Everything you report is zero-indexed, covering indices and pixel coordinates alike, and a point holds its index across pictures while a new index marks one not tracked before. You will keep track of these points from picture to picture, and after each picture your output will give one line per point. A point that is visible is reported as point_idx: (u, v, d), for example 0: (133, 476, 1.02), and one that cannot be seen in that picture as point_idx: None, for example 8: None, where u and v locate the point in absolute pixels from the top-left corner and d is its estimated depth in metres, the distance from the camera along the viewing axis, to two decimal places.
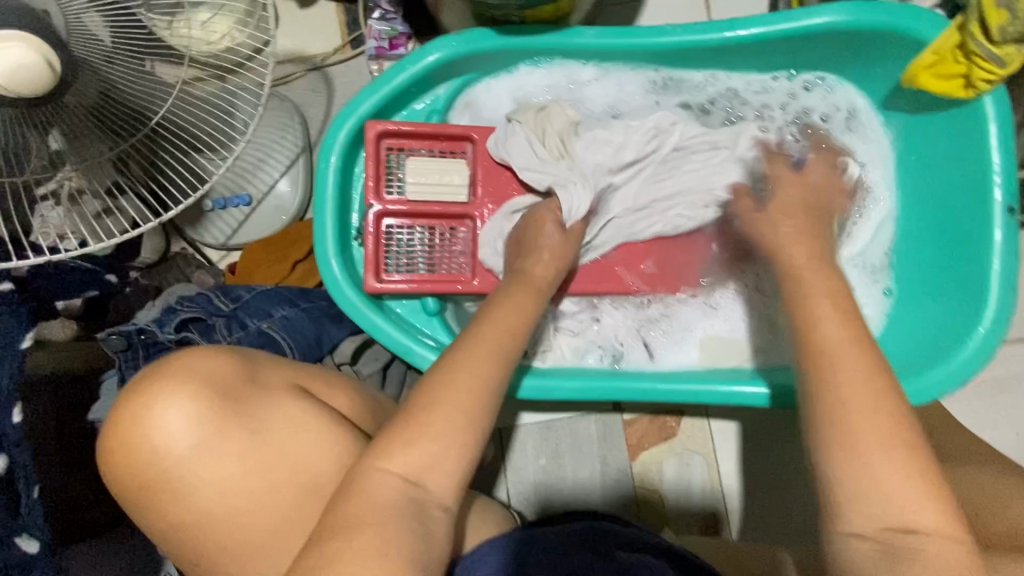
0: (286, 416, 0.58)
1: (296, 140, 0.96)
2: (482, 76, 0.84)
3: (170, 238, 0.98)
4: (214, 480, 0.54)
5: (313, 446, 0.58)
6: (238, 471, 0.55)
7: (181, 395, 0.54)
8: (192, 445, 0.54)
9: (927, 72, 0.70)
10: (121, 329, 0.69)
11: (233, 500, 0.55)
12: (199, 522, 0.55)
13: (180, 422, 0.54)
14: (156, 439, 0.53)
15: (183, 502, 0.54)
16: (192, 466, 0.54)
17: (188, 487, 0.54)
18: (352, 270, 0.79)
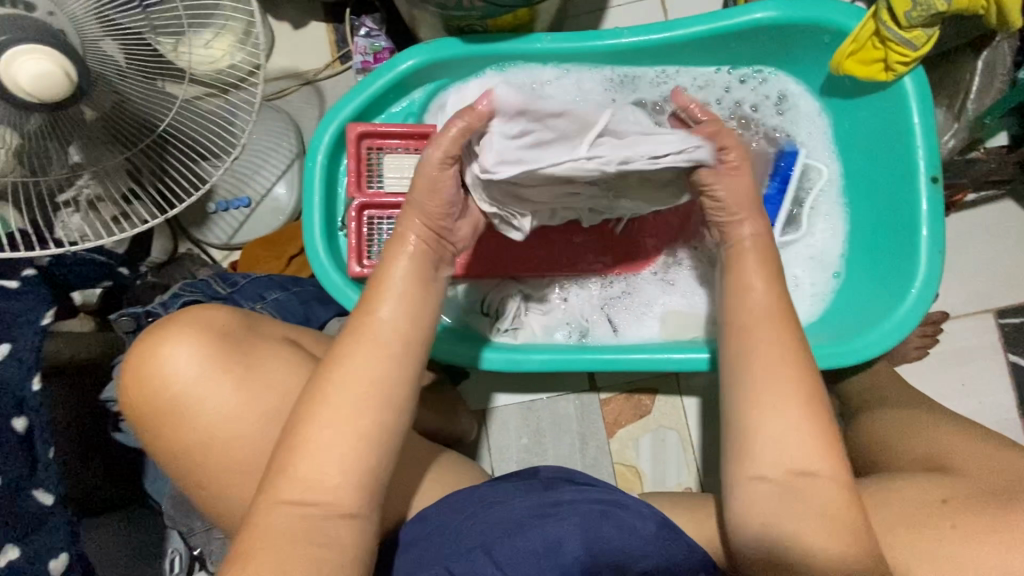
0: (278, 359, 0.65)
1: (290, 146, 1.05)
2: (454, 80, 0.92)
3: (177, 240, 1.07)
4: (215, 410, 0.61)
5: (301, 384, 0.64)
6: (236, 401, 0.61)
7: (186, 336, 0.61)
8: (196, 377, 0.61)
9: (850, 58, 0.77)
10: (130, 311, 0.79)
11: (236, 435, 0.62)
12: (205, 447, 0.61)
13: (182, 357, 0.61)
14: (165, 373, 0.60)
15: (191, 429, 0.61)
16: (195, 399, 0.61)
17: (193, 415, 0.61)
18: (338, 257, 0.87)
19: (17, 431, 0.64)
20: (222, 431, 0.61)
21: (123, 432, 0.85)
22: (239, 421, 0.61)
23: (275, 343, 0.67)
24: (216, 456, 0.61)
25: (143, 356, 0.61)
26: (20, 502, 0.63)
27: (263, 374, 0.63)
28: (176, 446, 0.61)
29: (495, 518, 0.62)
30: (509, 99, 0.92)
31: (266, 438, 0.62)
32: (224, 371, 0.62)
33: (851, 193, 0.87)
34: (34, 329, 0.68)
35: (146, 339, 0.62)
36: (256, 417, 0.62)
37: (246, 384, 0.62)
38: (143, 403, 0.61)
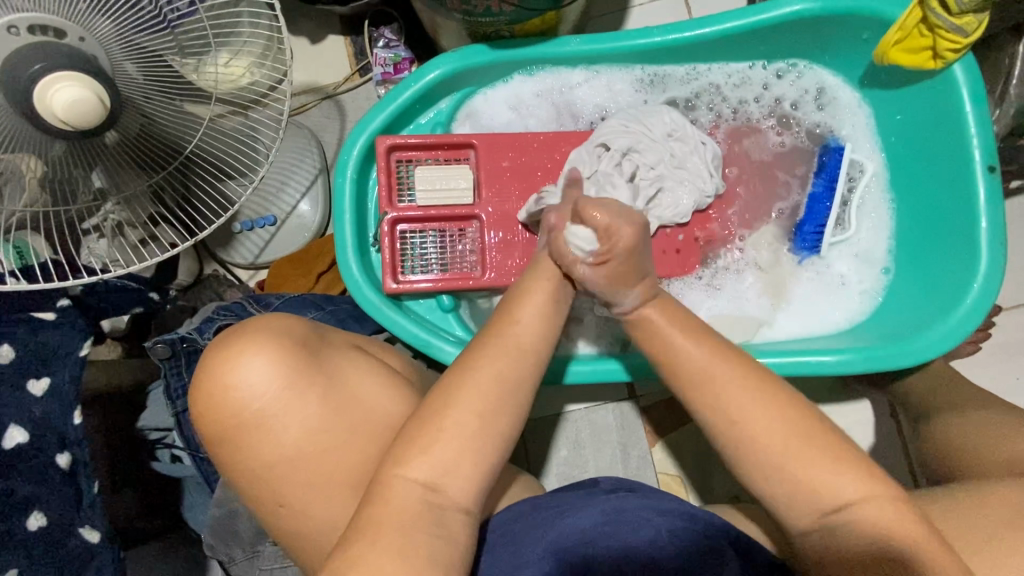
0: (351, 366, 0.64)
1: (314, 162, 1.04)
2: (480, 87, 0.90)
3: (203, 261, 1.05)
4: (299, 422, 0.59)
5: (376, 392, 0.64)
6: (320, 413, 0.60)
7: (263, 348, 0.59)
8: (280, 389, 0.59)
9: (895, 48, 0.75)
10: (164, 337, 0.77)
11: (307, 453, 0.60)
12: (288, 461, 0.59)
13: (265, 369, 0.59)
14: (245, 386, 0.58)
15: (273, 443, 0.59)
16: (277, 411, 0.59)
17: (277, 429, 0.59)
18: (372, 274, 0.85)
19: (61, 468, 0.62)
20: (305, 445, 0.59)
21: (161, 460, 0.85)
22: (323, 433, 0.60)
23: (348, 351, 0.66)
24: (300, 472, 0.60)
25: (219, 370, 0.58)
26: (66, 541, 0.61)
27: (339, 383, 0.62)
28: (255, 462, 0.59)
29: (564, 528, 0.60)
30: (538, 103, 0.90)
31: (351, 448, 0.61)
32: (306, 381, 0.60)
33: (896, 185, 0.85)
34: (73, 360, 0.65)
35: (219, 351, 0.59)
36: (343, 426, 0.61)
37: (328, 395, 0.61)
38: (217, 420, 0.59)
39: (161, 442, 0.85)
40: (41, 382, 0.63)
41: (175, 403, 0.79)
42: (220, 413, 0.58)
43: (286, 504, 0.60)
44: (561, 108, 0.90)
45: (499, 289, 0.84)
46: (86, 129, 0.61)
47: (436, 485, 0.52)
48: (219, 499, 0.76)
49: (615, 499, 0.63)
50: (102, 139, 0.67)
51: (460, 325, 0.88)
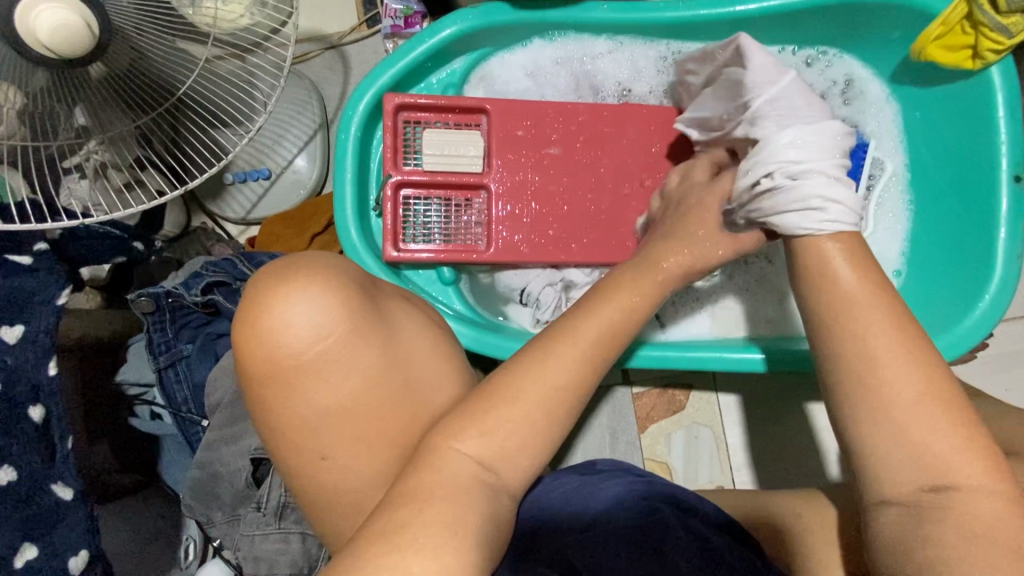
0: (407, 315, 0.58)
1: (315, 116, 0.99)
2: (497, 50, 0.86)
3: (191, 213, 1.02)
4: (353, 370, 0.53)
5: (418, 347, 0.57)
6: (375, 362, 0.53)
7: (323, 282, 0.52)
8: (336, 331, 0.52)
9: (935, 43, 0.72)
10: (148, 290, 0.72)
11: (363, 405, 0.53)
12: (344, 411, 0.53)
13: (324, 305, 0.52)
14: (300, 325, 0.51)
15: (330, 387, 0.52)
16: (334, 355, 0.52)
17: (334, 373, 0.52)
18: (371, 238, 0.81)
19: (34, 421, 0.60)
20: (359, 395, 0.53)
21: (139, 416, 0.83)
22: (377, 385, 0.54)
23: (398, 299, 0.59)
24: (344, 427, 0.53)
25: (273, 302, 0.52)
26: (38, 496, 0.58)
27: (399, 332, 0.56)
28: (306, 408, 0.52)
29: (566, 515, 0.59)
30: (557, 72, 0.86)
31: (399, 406, 0.54)
32: (363, 325, 0.53)
33: (918, 187, 0.83)
34: (50, 309, 0.62)
35: (272, 283, 0.52)
36: (397, 380, 0.55)
37: (383, 343, 0.54)
38: (270, 360, 0.52)
39: (139, 398, 0.83)
40: (13, 330, 0.60)
41: (157, 359, 0.75)
42: (274, 352, 0.51)
43: (331, 456, 0.53)
44: (580, 80, 0.86)
45: (502, 264, 0.81)
46: (74, 58, 0.57)
47: (458, 456, 0.49)
48: (200, 460, 0.74)
49: (619, 481, 0.63)
50: (86, 73, 0.62)
51: (459, 298, 0.86)
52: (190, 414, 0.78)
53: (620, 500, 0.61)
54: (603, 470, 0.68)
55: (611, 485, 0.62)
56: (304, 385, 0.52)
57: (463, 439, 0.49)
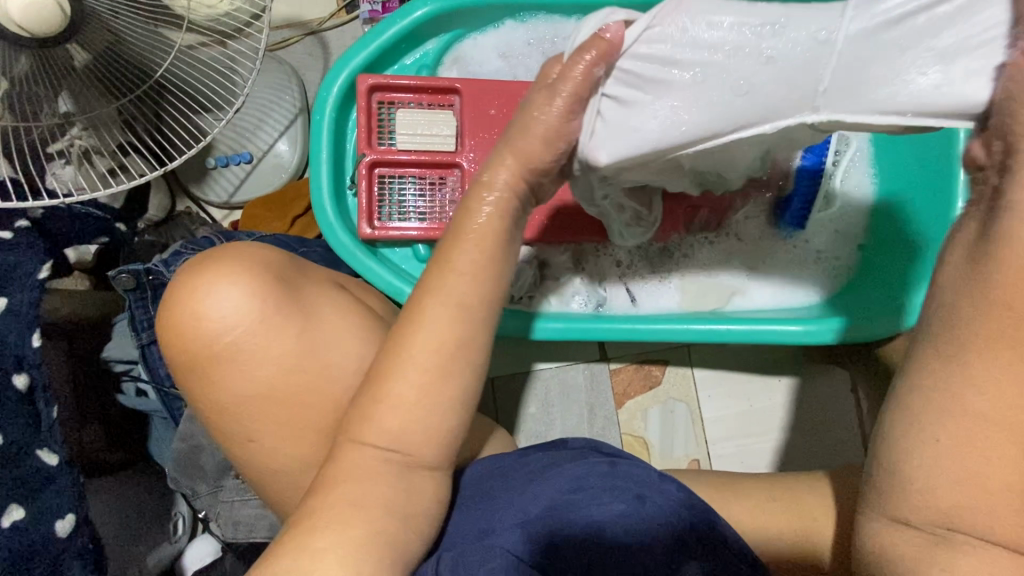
0: (327, 302, 0.61)
1: (294, 100, 1.00)
2: (470, 31, 0.87)
3: (175, 197, 1.03)
4: (268, 358, 0.56)
5: (342, 330, 0.60)
6: (295, 347, 0.57)
7: (241, 272, 0.56)
8: (251, 318, 0.55)
9: None
10: (129, 267, 0.74)
11: (280, 389, 0.57)
12: (260, 397, 0.57)
13: (236, 298, 0.55)
14: (220, 314, 0.55)
15: (247, 373, 0.56)
16: (248, 344, 0.56)
17: (248, 360, 0.56)
18: (347, 217, 0.83)
19: (18, 389, 0.62)
20: (275, 381, 0.57)
21: (126, 393, 0.84)
22: (293, 371, 0.57)
23: (325, 285, 0.62)
24: (267, 410, 0.57)
25: (188, 295, 0.55)
26: (25, 460, 0.61)
27: (313, 320, 0.59)
28: (227, 392, 0.56)
29: (528, 498, 0.60)
30: (529, 52, 0.88)
31: (318, 389, 0.58)
32: (283, 311, 0.57)
33: (883, 174, 0.85)
34: (30, 284, 0.64)
35: (189, 277, 0.56)
36: (318, 365, 0.58)
37: (298, 332, 0.57)
38: (187, 349, 0.55)
39: (126, 375, 0.84)
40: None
41: (140, 335, 0.77)
42: (190, 340, 0.55)
43: (279, 427, 0.57)
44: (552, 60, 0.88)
45: None
46: (49, 36, 0.59)
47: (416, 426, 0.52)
48: (183, 433, 0.76)
49: (584, 464, 0.62)
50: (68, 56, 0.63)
51: None
52: (172, 390, 0.80)
53: (573, 487, 0.60)
54: (571, 448, 0.68)
55: (569, 469, 0.61)
56: (221, 372, 0.56)
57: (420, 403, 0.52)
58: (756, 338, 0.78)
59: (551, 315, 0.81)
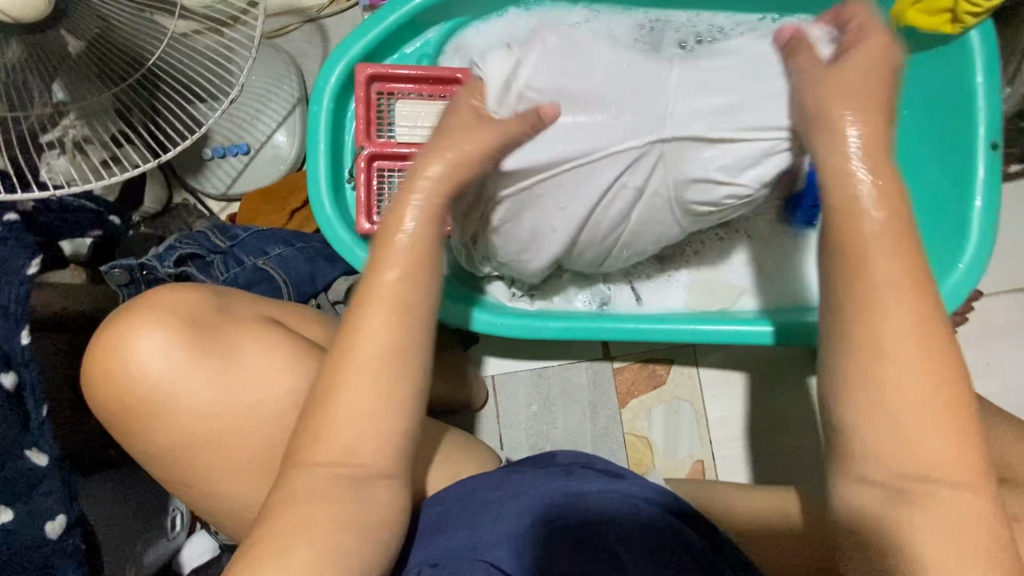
0: (253, 339, 0.60)
1: (293, 90, 0.98)
2: (473, 19, 0.84)
3: (172, 189, 1.02)
4: (186, 405, 0.57)
5: (267, 371, 0.59)
6: (210, 392, 0.57)
7: (152, 322, 0.57)
8: (160, 370, 0.56)
9: (914, 8, 0.71)
10: (121, 262, 0.71)
11: (212, 426, 0.58)
12: (193, 439, 0.58)
13: (155, 347, 0.56)
14: (131, 367, 0.56)
15: (177, 418, 0.57)
16: (172, 390, 0.57)
17: (172, 407, 0.57)
18: (346, 211, 0.81)
19: (5, 387, 0.60)
20: (209, 420, 0.58)
21: None
22: (218, 412, 0.58)
23: (251, 322, 0.62)
24: (202, 450, 0.58)
25: (110, 349, 0.57)
26: (13, 461, 0.60)
27: (234, 358, 0.59)
28: (164, 439, 0.58)
29: (522, 507, 0.59)
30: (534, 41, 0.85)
31: (251, 425, 0.58)
32: (196, 360, 0.57)
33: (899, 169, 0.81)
34: (17, 280, 0.63)
35: (111, 331, 0.57)
36: (243, 405, 0.58)
37: (219, 374, 0.58)
38: (116, 402, 0.57)
39: None
40: None
41: None
42: (117, 393, 0.57)
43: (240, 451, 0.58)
44: None
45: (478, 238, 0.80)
46: (33, 22, 0.56)
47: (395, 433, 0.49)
48: None
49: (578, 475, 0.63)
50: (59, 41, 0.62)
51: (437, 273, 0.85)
52: None
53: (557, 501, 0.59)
54: (559, 464, 0.66)
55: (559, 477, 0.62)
56: (149, 423, 0.57)
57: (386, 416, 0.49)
58: (741, 338, 0.76)
59: (538, 313, 0.80)
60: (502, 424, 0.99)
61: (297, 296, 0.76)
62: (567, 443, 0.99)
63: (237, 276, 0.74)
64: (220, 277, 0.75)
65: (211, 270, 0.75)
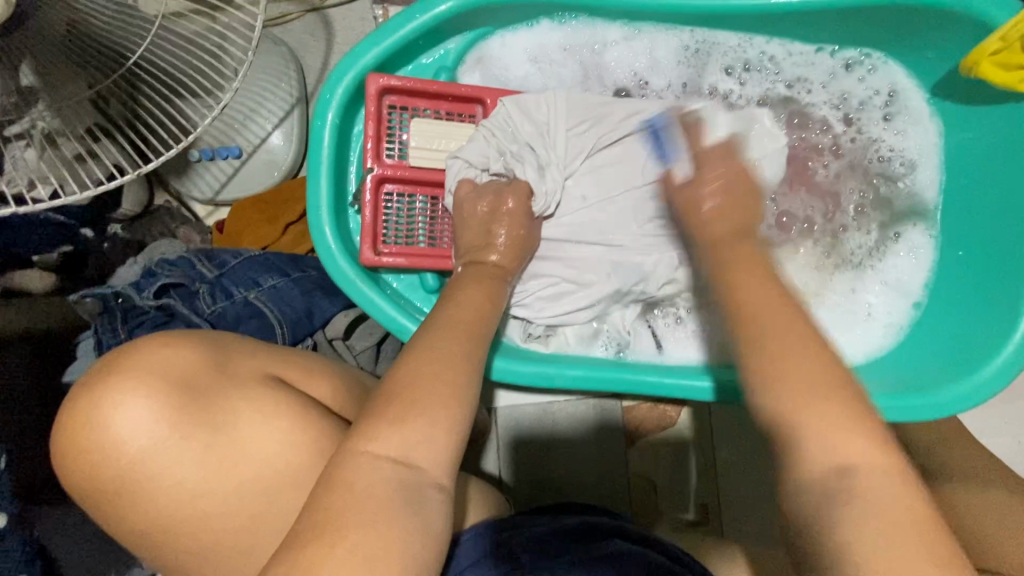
0: (257, 408, 0.54)
1: (292, 90, 0.88)
2: (499, 29, 0.76)
3: (153, 190, 0.91)
4: (171, 484, 0.49)
5: (274, 433, 0.53)
6: (199, 470, 0.50)
7: (137, 389, 0.49)
8: (146, 443, 0.49)
9: (989, 59, 0.64)
10: (95, 291, 0.65)
11: (202, 504, 0.51)
12: (178, 518, 0.50)
13: (150, 415, 0.49)
14: (113, 438, 0.48)
15: (162, 498, 0.50)
16: (166, 463, 0.49)
17: (163, 484, 0.49)
18: (347, 239, 0.73)
19: None
20: (197, 500, 0.51)
21: None
22: (215, 490, 0.51)
23: (252, 384, 0.55)
24: (189, 525, 0.51)
25: (92, 413, 0.48)
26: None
27: (237, 429, 0.52)
28: (143, 518, 0.50)
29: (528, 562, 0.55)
30: (564, 60, 0.77)
31: (251, 497, 0.52)
32: (186, 433, 0.50)
33: (940, 234, 0.77)
34: None
35: (93, 390, 0.49)
36: (230, 483, 0.52)
37: (221, 447, 0.51)
38: (94, 474, 0.49)
39: None
40: None
41: None
42: (93, 464, 0.48)
43: (236, 526, 0.52)
44: (588, 69, 0.78)
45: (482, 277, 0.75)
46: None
47: (409, 460, 0.43)
48: None
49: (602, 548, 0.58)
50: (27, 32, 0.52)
51: None
52: None
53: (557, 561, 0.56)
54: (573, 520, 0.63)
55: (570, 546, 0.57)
56: (129, 497, 0.49)
57: (410, 437, 0.43)
58: None
59: (551, 360, 0.73)
60: (501, 451, 0.94)
61: (292, 335, 0.71)
62: (567, 483, 0.94)
63: (226, 312, 0.68)
64: (206, 310, 0.68)
65: (197, 301, 0.68)
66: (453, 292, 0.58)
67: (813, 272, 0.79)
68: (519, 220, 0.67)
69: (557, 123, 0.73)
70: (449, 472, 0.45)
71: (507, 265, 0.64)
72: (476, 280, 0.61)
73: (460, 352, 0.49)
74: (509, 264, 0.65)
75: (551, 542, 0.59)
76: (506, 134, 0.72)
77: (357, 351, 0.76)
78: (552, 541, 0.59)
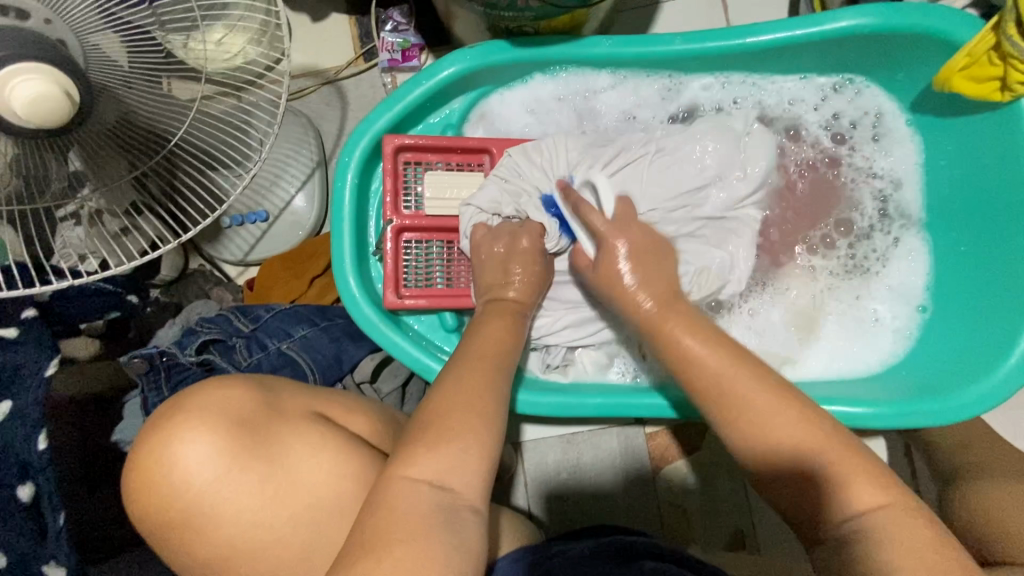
0: (304, 443, 0.57)
1: (313, 154, 0.96)
2: (498, 86, 0.83)
3: (188, 256, 0.99)
4: (231, 517, 0.53)
5: (317, 469, 0.56)
6: (254, 505, 0.53)
7: (198, 428, 0.53)
8: (207, 478, 0.52)
9: (959, 74, 0.68)
10: (141, 351, 0.70)
11: (259, 535, 0.54)
12: (238, 551, 0.53)
13: (209, 452, 0.53)
14: (178, 475, 0.52)
15: (223, 530, 0.53)
16: (225, 498, 0.53)
17: (223, 516, 0.53)
18: (370, 286, 0.78)
19: (21, 500, 0.61)
20: (255, 531, 0.54)
21: None
22: (270, 522, 0.54)
23: (299, 421, 0.58)
24: (247, 557, 0.54)
25: (158, 454, 0.52)
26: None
27: (286, 463, 0.56)
28: (208, 551, 0.53)
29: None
30: (559, 108, 0.84)
31: (303, 528, 0.55)
32: (242, 467, 0.53)
33: (940, 240, 0.79)
34: (37, 381, 0.64)
35: (158, 432, 0.53)
36: (285, 515, 0.55)
37: (274, 480, 0.54)
38: (161, 511, 0.52)
39: None
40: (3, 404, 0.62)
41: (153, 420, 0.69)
42: (160, 502, 0.52)
43: (289, 557, 0.55)
44: (583, 115, 0.84)
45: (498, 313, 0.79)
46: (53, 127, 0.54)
47: (443, 483, 0.46)
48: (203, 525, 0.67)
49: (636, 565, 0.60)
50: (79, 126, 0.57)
51: None
52: None
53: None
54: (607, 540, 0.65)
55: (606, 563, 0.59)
56: (194, 531, 0.53)
57: (444, 462, 0.46)
58: None
59: (572, 390, 0.75)
60: (529, 486, 0.95)
61: (323, 379, 0.76)
62: (598, 514, 0.95)
63: (262, 362, 0.74)
64: (243, 362, 0.73)
65: (234, 354, 0.73)
66: (473, 328, 0.62)
67: (821, 285, 0.81)
68: (533, 257, 0.70)
69: (558, 164, 0.78)
70: (482, 494, 0.48)
71: (526, 300, 0.68)
72: (495, 316, 0.64)
73: (483, 382, 0.53)
74: (525, 299, 0.68)
75: (587, 557, 0.61)
76: (514, 178, 0.77)
77: (384, 393, 0.80)
78: (587, 557, 0.61)
